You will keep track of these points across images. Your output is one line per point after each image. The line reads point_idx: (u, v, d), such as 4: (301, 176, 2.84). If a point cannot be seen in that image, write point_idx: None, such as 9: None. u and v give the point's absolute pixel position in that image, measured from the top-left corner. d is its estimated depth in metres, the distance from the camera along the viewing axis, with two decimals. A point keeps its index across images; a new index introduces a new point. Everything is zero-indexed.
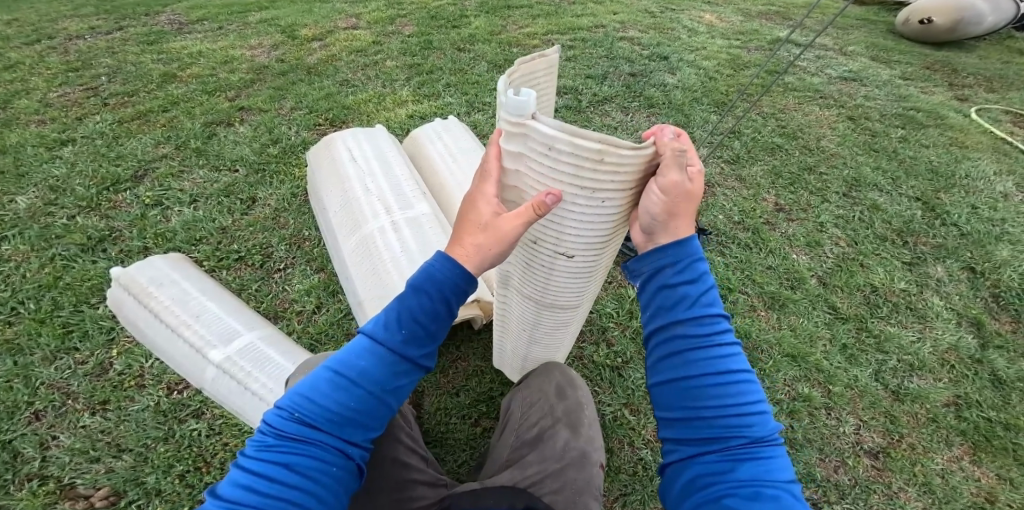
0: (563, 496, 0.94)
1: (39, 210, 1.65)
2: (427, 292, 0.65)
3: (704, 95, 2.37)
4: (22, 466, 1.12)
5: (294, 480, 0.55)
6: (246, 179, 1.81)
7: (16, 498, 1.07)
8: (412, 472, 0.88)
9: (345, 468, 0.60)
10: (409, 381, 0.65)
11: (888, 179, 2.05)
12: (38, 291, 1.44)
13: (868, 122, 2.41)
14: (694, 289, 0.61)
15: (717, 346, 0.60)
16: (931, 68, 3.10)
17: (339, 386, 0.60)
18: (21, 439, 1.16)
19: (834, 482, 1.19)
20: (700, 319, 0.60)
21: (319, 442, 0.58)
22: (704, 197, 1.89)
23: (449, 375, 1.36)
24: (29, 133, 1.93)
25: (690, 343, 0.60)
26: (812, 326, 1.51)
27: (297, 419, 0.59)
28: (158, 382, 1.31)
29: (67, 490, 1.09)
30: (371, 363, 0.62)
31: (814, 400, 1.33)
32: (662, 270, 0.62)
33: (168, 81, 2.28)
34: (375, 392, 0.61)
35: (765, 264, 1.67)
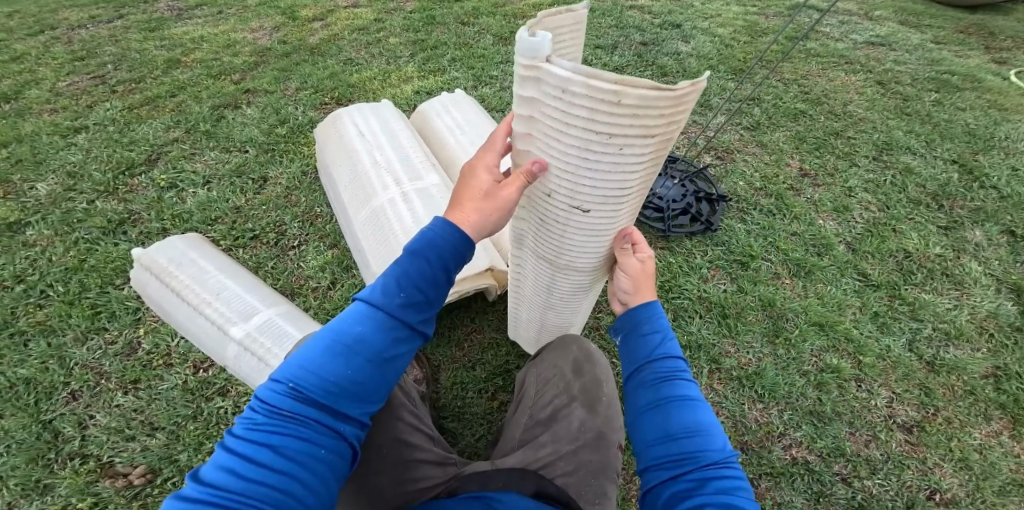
0: (576, 479, 0.87)
1: (59, 196, 1.67)
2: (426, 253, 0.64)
3: (720, 62, 2.28)
4: (63, 444, 1.14)
5: (279, 463, 0.50)
6: (256, 159, 1.80)
7: (61, 476, 1.09)
8: (414, 452, 0.85)
9: (336, 450, 0.55)
10: (406, 349, 0.63)
11: (921, 142, 1.95)
12: (65, 274, 1.47)
13: (898, 86, 2.28)
14: (657, 335, 0.68)
15: (685, 379, 0.65)
16: (965, 31, 2.92)
17: (336, 355, 0.57)
18: (60, 418, 1.18)
19: (865, 457, 1.15)
20: (668, 356, 0.66)
21: (310, 421, 0.54)
22: (722, 165, 1.82)
23: (464, 349, 1.34)
24: (42, 122, 1.95)
25: (662, 375, 0.64)
26: (839, 294, 1.45)
27: (291, 395, 0.54)
28: (185, 361, 1.32)
29: (107, 468, 1.11)
30: (368, 330, 0.59)
31: (844, 372, 1.29)
32: (637, 324, 0.71)
33: (172, 67, 2.29)
34: (373, 361, 0.59)
35: (789, 231, 1.61)
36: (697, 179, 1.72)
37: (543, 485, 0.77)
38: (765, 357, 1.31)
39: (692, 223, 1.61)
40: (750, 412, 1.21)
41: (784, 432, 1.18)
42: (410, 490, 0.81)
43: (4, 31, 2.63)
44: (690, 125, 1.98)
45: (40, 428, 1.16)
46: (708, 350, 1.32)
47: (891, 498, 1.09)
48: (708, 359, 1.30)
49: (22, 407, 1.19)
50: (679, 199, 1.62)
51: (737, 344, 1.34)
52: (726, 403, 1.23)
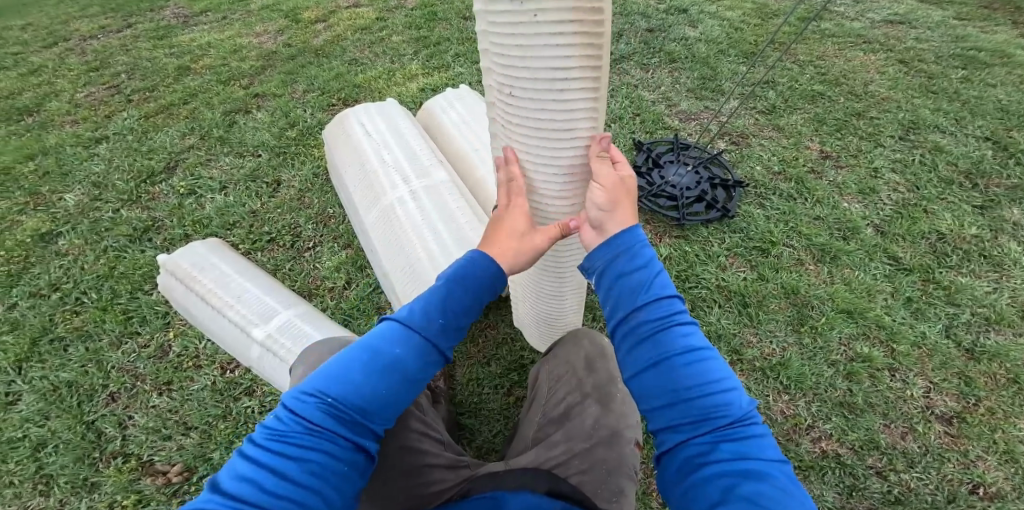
0: (591, 477, 0.85)
1: (87, 206, 1.72)
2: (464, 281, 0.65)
3: (730, 46, 2.22)
4: (107, 444, 1.16)
5: (301, 477, 0.48)
6: (268, 163, 1.82)
7: (107, 474, 1.11)
8: (427, 456, 0.82)
9: (357, 465, 0.53)
10: (438, 369, 0.62)
11: (950, 120, 1.86)
12: (97, 281, 1.51)
13: (922, 64, 2.19)
14: (641, 276, 0.60)
15: (677, 326, 0.57)
16: (990, 7, 2.78)
17: (373, 371, 0.56)
18: (102, 419, 1.21)
19: (902, 450, 1.09)
20: (656, 300, 0.58)
21: (336, 438, 0.51)
22: (737, 150, 1.77)
23: (479, 345, 1.33)
24: (65, 133, 2.02)
25: (652, 324, 0.57)
26: (870, 279, 1.39)
27: (324, 410, 0.52)
28: (213, 362, 1.33)
29: (147, 466, 1.13)
30: (406, 350, 0.58)
31: (876, 361, 1.23)
32: (615, 261, 0.63)
33: (183, 74, 2.34)
34: (407, 380, 0.58)
35: (812, 215, 1.55)
36: (712, 164, 1.70)
37: (557, 484, 0.74)
38: (791, 346, 1.27)
39: (708, 210, 1.57)
40: (776, 404, 1.17)
41: (813, 424, 1.13)
42: (422, 496, 0.78)
43: (21, 44, 2.74)
44: (702, 111, 1.93)
45: (84, 429, 1.19)
46: (729, 340, 1.28)
47: (931, 493, 1.03)
48: (729, 349, 1.26)
49: (67, 409, 1.22)
50: (694, 186, 1.60)
51: (760, 333, 1.29)
52: (750, 395, 1.19)
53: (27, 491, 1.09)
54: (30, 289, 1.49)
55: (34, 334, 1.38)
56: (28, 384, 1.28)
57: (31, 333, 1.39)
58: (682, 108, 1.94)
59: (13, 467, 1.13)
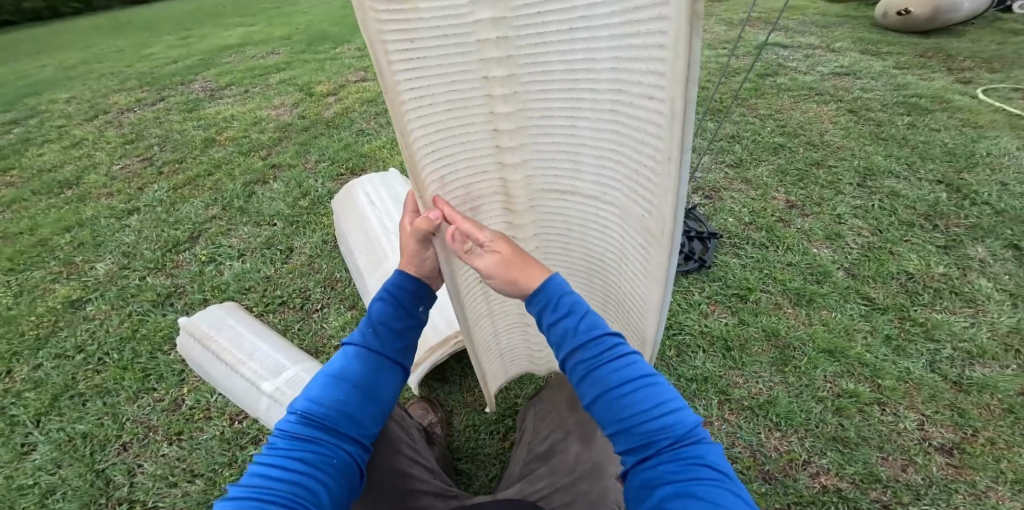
0: None
1: (116, 273, 1.87)
2: (394, 299, 0.73)
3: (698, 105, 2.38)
4: (113, 491, 1.24)
5: (301, 468, 0.55)
6: (283, 231, 1.96)
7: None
8: (415, 483, 0.89)
9: (344, 462, 0.61)
10: (392, 376, 0.71)
11: (902, 165, 1.96)
12: (120, 342, 1.62)
13: (869, 112, 2.31)
14: (567, 320, 0.55)
15: (609, 360, 0.52)
16: (923, 55, 2.93)
17: (334, 384, 0.65)
18: (111, 467, 1.29)
19: (905, 482, 1.11)
20: (585, 339, 0.54)
21: (322, 438, 0.60)
22: (709, 204, 1.87)
23: (475, 395, 1.41)
24: (100, 206, 2.20)
25: (587, 365, 0.53)
26: (846, 319, 1.45)
27: (304, 419, 0.61)
28: (222, 414, 1.42)
29: None
30: (354, 362, 0.68)
31: (862, 396, 1.28)
32: (541, 313, 0.58)
33: (209, 146, 2.54)
34: (360, 387, 0.66)
35: (784, 261, 1.63)
36: (688, 218, 1.81)
37: None
38: (777, 385, 1.32)
39: (687, 261, 1.66)
40: (769, 441, 1.21)
41: (810, 460, 1.17)
42: None
43: (65, 116, 3.00)
44: None
45: (94, 476, 1.28)
46: (716, 382, 1.34)
47: None
48: (716, 390, 1.32)
49: (80, 457, 1.32)
50: None
51: (745, 375, 1.35)
52: (742, 433, 1.23)
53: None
54: (57, 351, 1.61)
55: (56, 391, 1.48)
56: (44, 434, 1.38)
57: (53, 390, 1.49)
58: None
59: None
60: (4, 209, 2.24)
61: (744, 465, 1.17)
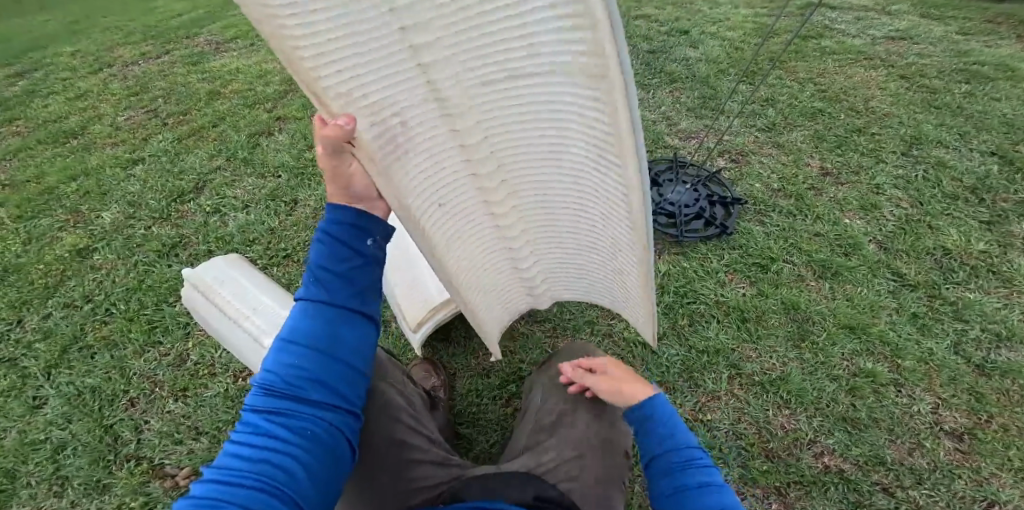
0: (581, 485, 0.87)
1: (122, 223, 1.83)
2: (333, 238, 0.58)
3: (731, 66, 2.24)
4: (122, 447, 1.24)
5: (270, 446, 0.49)
6: (288, 183, 1.91)
7: (118, 476, 1.19)
8: (414, 452, 0.86)
9: (320, 431, 0.53)
10: (359, 328, 0.60)
11: (954, 134, 1.86)
12: (126, 293, 1.61)
13: (924, 79, 2.17)
14: (666, 427, 0.73)
15: (691, 465, 0.68)
16: (994, 21, 2.74)
17: (289, 347, 0.56)
18: (120, 423, 1.29)
19: (909, 466, 1.09)
20: (676, 448, 0.70)
21: (287, 408, 0.52)
22: (737, 168, 1.79)
23: (479, 358, 1.38)
24: (105, 155, 2.15)
25: (673, 464, 0.69)
26: (872, 295, 1.39)
27: (264, 391, 0.53)
28: (226, 370, 1.41)
29: (158, 469, 1.21)
30: (307, 318, 0.58)
31: (880, 376, 1.23)
32: (647, 419, 0.75)
33: (213, 99, 2.46)
34: (320, 345, 0.56)
35: (812, 231, 1.56)
36: (711, 183, 1.73)
37: (543, 490, 0.78)
38: (792, 361, 1.27)
39: (707, 227, 1.59)
40: (776, 418, 1.18)
41: (815, 439, 1.14)
42: (411, 489, 0.83)
43: (70, 69, 2.92)
44: (700, 129, 1.95)
45: (102, 432, 1.27)
46: (727, 355, 1.29)
47: None
48: (727, 365, 1.27)
49: (89, 412, 1.31)
50: (692, 204, 1.63)
51: (759, 348, 1.30)
52: (749, 410, 1.19)
53: (42, 491, 1.17)
54: (65, 300, 1.59)
55: (65, 342, 1.48)
56: (55, 388, 1.37)
57: (63, 341, 1.48)
58: (682, 126, 1.96)
59: (35, 467, 1.21)
60: (11, 157, 2.21)
61: (748, 442, 1.14)
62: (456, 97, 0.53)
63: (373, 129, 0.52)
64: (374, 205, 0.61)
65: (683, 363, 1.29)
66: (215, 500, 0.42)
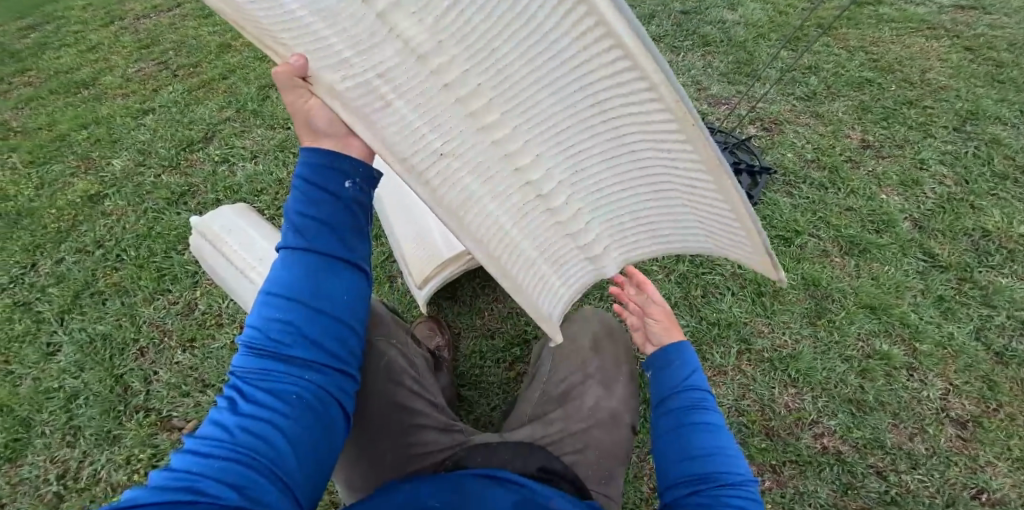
0: (585, 458, 0.90)
1: (132, 170, 1.80)
2: (311, 185, 0.56)
3: (771, 32, 2.06)
4: (132, 398, 1.29)
5: (252, 412, 0.50)
6: (297, 135, 1.87)
7: (128, 427, 1.24)
8: (415, 418, 0.86)
9: (306, 393, 0.54)
10: (344, 280, 0.59)
11: (1015, 111, 1.75)
12: (137, 240, 1.61)
13: (993, 52, 1.99)
14: (683, 371, 0.74)
15: (699, 411, 0.69)
16: None
17: (273, 307, 0.55)
18: (130, 373, 1.33)
19: (907, 451, 1.09)
20: (688, 390, 0.72)
21: (273, 371, 0.53)
22: (770, 136, 1.71)
23: (485, 317, 1.36)
24: (115, 105, 2.05)
25: (681, 406, 0.70)
26: (899, 275, 1.34)
27: (252, 354, 0.54)
28: (233, 321, 1.43)
29: (164, 422, 1.25)
30: (290, 273, 0.56)
31: (894, 359, 1.20)
32: (664, 362, 0.76)
33: (224, 52, 2.24)
34: (306, 303, 0.55)
35: (843, 205, 1.51)
36: (739, 150, 1.65)
37: (550, 462, 0.77)
38: (804, 339, 1.25)
39: None
40: (780, 397, 1.17)
41: (816, 420, 1.14)
42: (411, 454, 0.83)
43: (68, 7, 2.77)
44: (733, 95, 1.86)
45: (113, 382, 1.31)
46: (738, 328, 1.27)
47: (930, 495, 1.04)
48: (737, 338, 1.25)
49: (100, 362, 1.35)
50: None
51: (772, 324, 1.27)
52: (754, 386, 1.18)
53: (58, 440, 1.23)
54: (77, 245, 1.60)
55: (78, 288, 1.50)
56: (68, 335, 1.41)
57: (75, 286, 1.51)
58: (712, 92, 1.87)
59: (48, 416, 1.26)
60: (23, 107, 2.11)
61: (749, 419, 1.14)
62: (481, 108, 0.47)
63: (370, 107, 0.51)
64: (348, 144, 0.58)
65: (691, 334, 1.27)
66: (192, 470, 0.43)
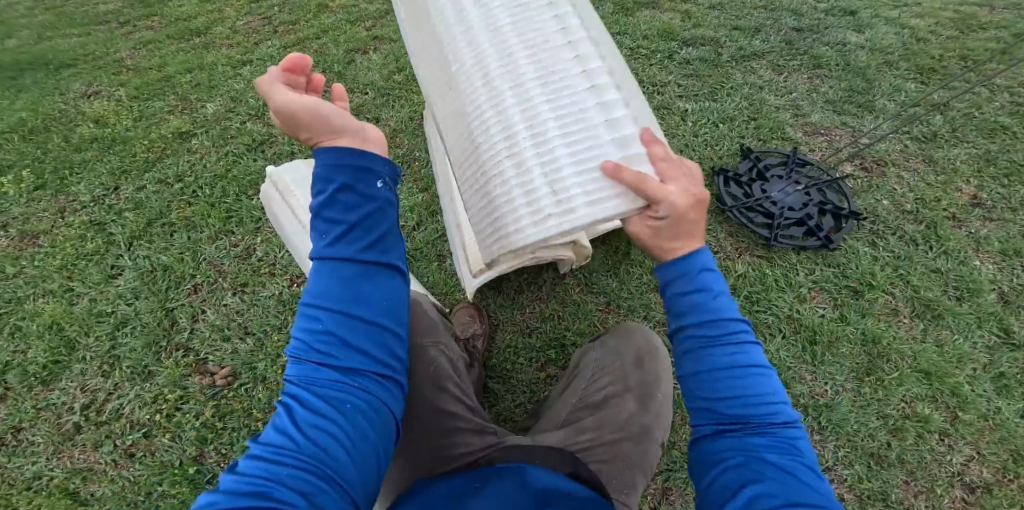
0: (610, 468, 0.90)
1: (221, 115, 1.90)
2: (348, 187, 0.61)
3: (903, 58, 1.86)
4: (175, 335, 1.47)
5: (320, 420, 0.52)
6: (373, 101, 1.89)
7: (163, 365, 1.42)
8: (458, 416, 0.86)
9: (367, 400, 0.57)
10: (377, 283, 0.61)
11: None
12: (213, 180, 1.73)
13: None
14: (703, 295, 0.62)
15: (725, 343, 0.60)
16: None
17: (317, 320, 0.58)
18: (180, 308, 1.51)
19: (906, 506, 1.10)
20: (712, 321, 0.61)
21: (327, 383, 0.55)
22: (868, 177, 1.58)
23: (525, 314, 1.34)
24: (220, 55, 2.09)
25: (704, 340, 0.61)
26: (966, 346, 1.28)
27: (303, 375, 0.56)
28: (285, 273, 1.56)
29: (200, 364, 1.43)
30: (330, 281, 0.59)
31: (931, 423, 1.18)
32: (678, 283, 0.63)
33: (320, 12, 2.24)
34: (351, 301, 0.59)
35: (929, 265, 1.41)
36: (829, 188, 1.55)
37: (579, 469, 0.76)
38: (846, 392, 1.23)
39: (807, 236, 1.45)
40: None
41: (831, 466, 1.15)
42: (452, 455, 0.83)
43: None
44: (836, 126, 1.70)
45: (163, 315, 1.50)
46: (781, 372, 1.26)
47: None
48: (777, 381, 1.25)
49: (155, 292, 1.53)
50: (799, 207, 1.48)
51: (816, 373, 1.26)
52: None
53: (93, 368, 1.42)
54: (160, 177, 1.75)
55: (151, 217, 1.67)
56: (131, 261, 1.59)
57: (150, 215, 1.67)
58: (812, 119, 1.72)
59: (92, 341, 1.46)
60: (141, 47, 2.16)
61: None
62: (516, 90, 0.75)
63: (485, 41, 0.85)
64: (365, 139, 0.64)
65: None
66: (261, 475, 0.46)
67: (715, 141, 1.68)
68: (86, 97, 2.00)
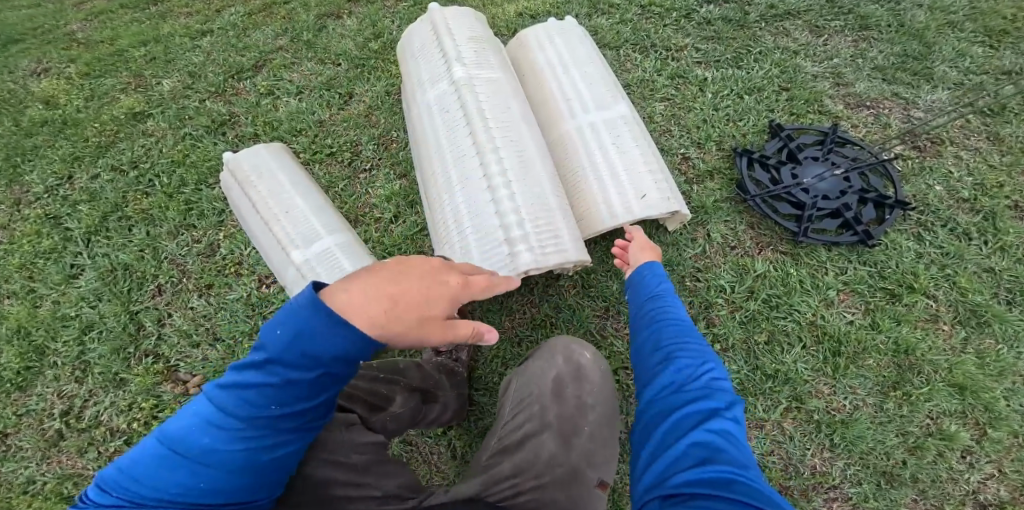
0: None
1: (179, 92, 1.71)
2: (325, 373, 0.48)
3: (968, 18, 1.59)
4: (143, 340, 1.34)
5: None
6: (346, 74, 1.68)
7: (134, 373, 1.29)
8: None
9: None
10: (295, 448, 0.52)
11: None
12: (170, 166, 1.57)
13: None
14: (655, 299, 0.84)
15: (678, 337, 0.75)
16: None
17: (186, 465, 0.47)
18: (145, 311, 1.37)
19: None
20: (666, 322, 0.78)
21: None
22: (915, 158, 1.37)
23: (513, 320, 1.19)
24: (178, 25, 1.88)
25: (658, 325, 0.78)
26: (1012, 358, 1.11)
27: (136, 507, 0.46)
28: (252, 273, 1.41)
29: (171, 372, 1.30)
30: (227, 431, 0.48)
31: (957, 441, 1.03)
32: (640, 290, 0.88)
33: None
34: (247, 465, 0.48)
35: (981, 264, 1.22)
36: (872, 172, 1.33)
37: None
38: (866, 407, 1.09)
39: (842, 230, 1.26)
40: (811, 458, 1.05)
41: (837, 485, 1.03)
42: None
43: None
44: (883, 98, 1.48)
45: (128, 319, 1.36)
46: (796, 385, 1.11)
47: None
48: (791, 394, 1.10)
49: (117, 294, 1.39)
50: (835, 195, 1.27)
51: (835, 386, 1.11)
52: (789, 445, 1.06)
53: (64, 375, 1.30)
54: (114, 163, 1.59)
55: (106, 209, 1.51)
56: (90, 259, 1.45)
57: (105, 207, 1.52)
58: (855, 90, 1.50)
59: (60, 346, 1.33)
60: (92, 17, 1.96)
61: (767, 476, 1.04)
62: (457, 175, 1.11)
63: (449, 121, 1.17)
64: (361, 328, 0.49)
65: (741, 385, 1.11)
66: None
67: (737, 115, 1.47)
68: (36, 75, 1.82)
